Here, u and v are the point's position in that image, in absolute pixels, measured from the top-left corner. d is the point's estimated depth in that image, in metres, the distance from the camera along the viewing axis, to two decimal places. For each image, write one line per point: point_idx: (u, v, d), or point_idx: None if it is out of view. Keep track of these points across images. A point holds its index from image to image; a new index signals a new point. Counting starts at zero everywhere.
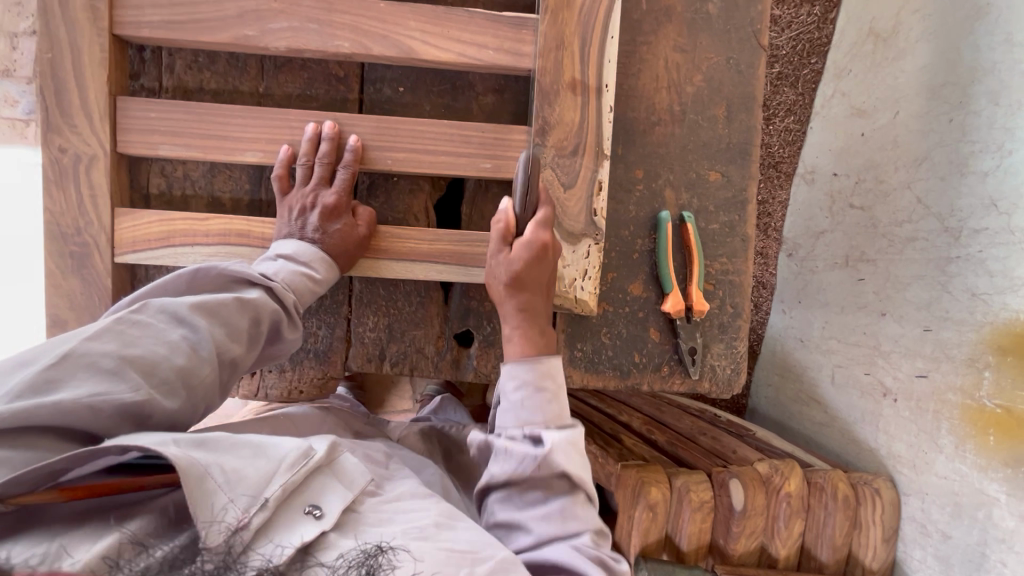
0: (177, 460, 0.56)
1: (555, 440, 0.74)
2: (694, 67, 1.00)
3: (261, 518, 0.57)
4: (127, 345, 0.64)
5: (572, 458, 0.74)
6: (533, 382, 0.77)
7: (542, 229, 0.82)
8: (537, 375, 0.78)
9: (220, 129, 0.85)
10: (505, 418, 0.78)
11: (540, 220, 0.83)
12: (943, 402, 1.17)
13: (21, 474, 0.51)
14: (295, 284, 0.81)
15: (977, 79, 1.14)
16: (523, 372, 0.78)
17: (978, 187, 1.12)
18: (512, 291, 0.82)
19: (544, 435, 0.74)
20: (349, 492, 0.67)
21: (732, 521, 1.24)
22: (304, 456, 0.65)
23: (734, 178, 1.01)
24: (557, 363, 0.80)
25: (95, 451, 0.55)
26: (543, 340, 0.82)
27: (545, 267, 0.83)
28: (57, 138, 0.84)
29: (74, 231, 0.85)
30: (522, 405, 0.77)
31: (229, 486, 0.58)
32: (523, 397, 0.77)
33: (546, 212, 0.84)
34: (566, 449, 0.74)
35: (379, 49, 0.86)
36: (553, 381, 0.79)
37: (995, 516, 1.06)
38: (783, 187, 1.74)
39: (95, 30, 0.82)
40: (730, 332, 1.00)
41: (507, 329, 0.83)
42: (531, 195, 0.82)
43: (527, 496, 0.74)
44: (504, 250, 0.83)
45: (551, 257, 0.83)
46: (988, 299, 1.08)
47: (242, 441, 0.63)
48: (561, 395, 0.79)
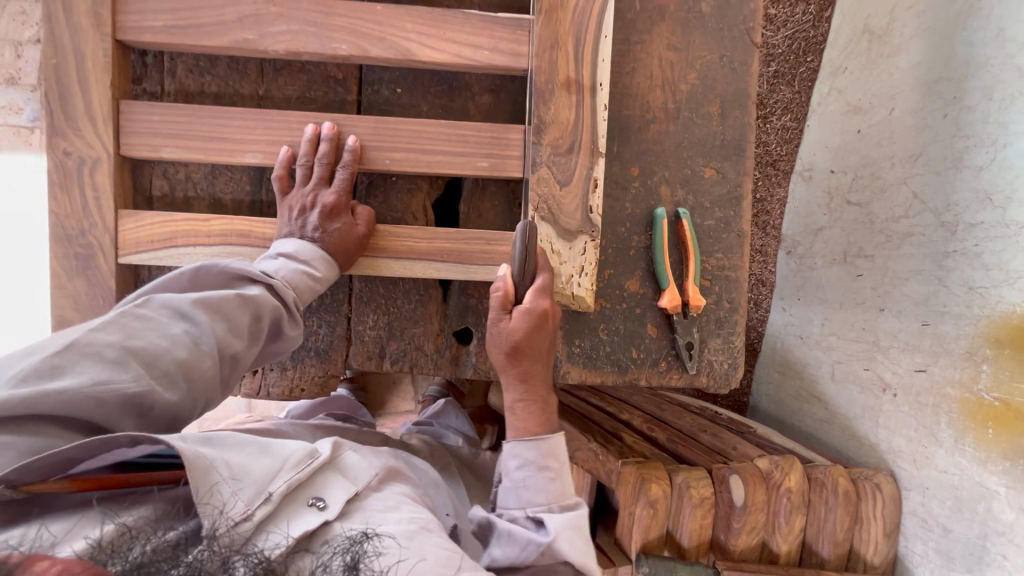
0: (183, 452, 0.58)
1: (558, 524, 0.74)
2: (689, 65, 1.01)
3: (263, 511, 0.59)
4: (130, 338, 0.65)
5: (576, 544, 0.73)
6: (538, 462, 0.78)
7: (542, 298, 0.82)
8: (540, 454, 0.78)
9: (221, 130, 0.87)
10: (509, 499, 0.79)
11: (540, 288, 0.82)
12: (941, 396, 1.17)
13: (31, 461, 0.53)
14: (295, 281, 0.82)
15: (970, 74, 1.14)
16: (528, 452, 0.78)
17: (972, 181, 1.13)
18: (512, 361, 0.82)
19: (548, 518, 0.74)
20: (354, 485, 0.69)
21: (733, 516, 1.25)
22: (309, 455, 0.67)
23: (729, 174, 1.02)
24: (560, 440, 0.80)
25: (106, 442, 0.57)
26: (544, 408, 0.83)
27: (545, 336, 0.83)
28: (62, 142, 0.85)
29: (78, 233, 0.87)
30: (527, 486, 0.77)
31: (234, 480, 0.60)
32: (527, 477, 0.77)
33: (544, 280, 0.83)
34: (570, 533, 0.74)
35: (377, 51, 0.87)
36: (557, 461, 0.79)
37: (995, 509, 1.06)
38: (781, 184, 1.75)
39: (98, 35, 0.84)
40: (727, 327, 1.01)
41: (506, 398, 0.83)
42: (530, 264, 0.82)
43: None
44: (504, 320, 0.82)
45: (551, 326, 0.82)
46: (984, 293, 1.09)
47: (248, 439, 0.65)
48: (565, 476, 0.79)
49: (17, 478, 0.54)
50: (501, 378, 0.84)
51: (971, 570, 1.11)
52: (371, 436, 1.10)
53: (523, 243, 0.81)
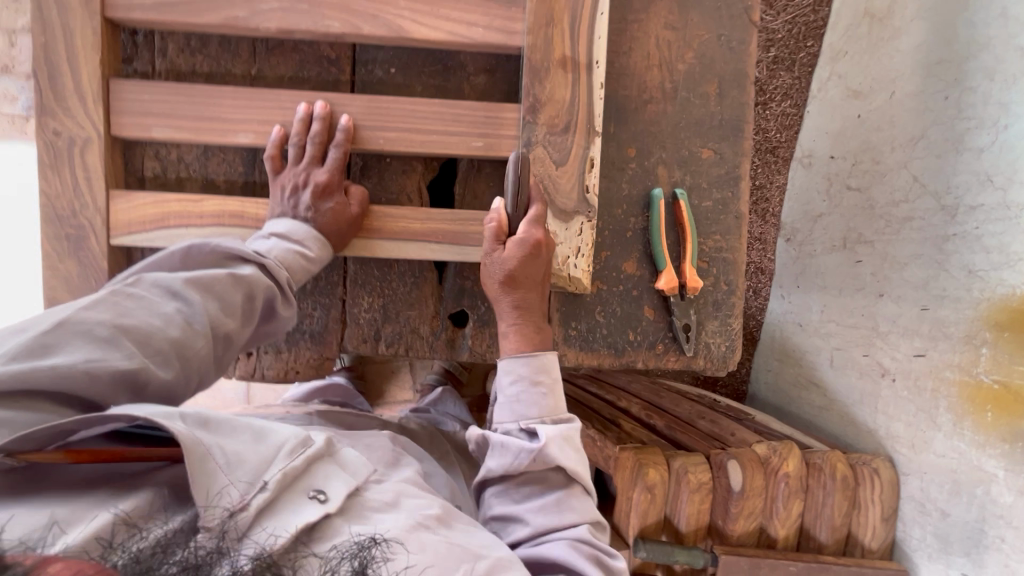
0: (181, 436, 0.57)
1: (551, 433, 0.78)
2: (686, 44, 1.00)
3: (259, 500, 0.57)
4: (122, 316, 0.64)
5: (567, 453, 0.78)
6: (530, 377, 0.81)
7: (535, 227, 0.85)
8: (532, 371, 0.82)
9: (212, 110, 0.86)
10: (502, 413, 0.82)
11: (531, 220, 0.85)
12: (941, 380, 1.16)
13: (32, 431, 0.53)
14: (288, 260, 0.81)
15: (972, 54, 1.13)
16: (519, 367, 0.82)
17: (973, 164, 1.12)
18: (507, 289, 0.85)
19: (540, 429, 0.78)
20: (353, 479, 0.67)
21: (731, 501, 1.24)
22: (303, 443, 0.65)
23: (727, 155, 1.01)
24: (551, 358, 0.84)
25: (106, 416, 0.57)
26: (538, 333, 0.86)
27: (539, 267, 0.85)
28: (51, 120, 0.84)
29: (69, 214, 0.86)
30: (519, 401, 0.81)
31: (228, 468, 0.58)
32: (520, 390, 0.81)
33: (537, 211, 0.87)
34: (561, 444, 0.78)
35: (370, 29, 0.86)
36: (550, 377, 0.82)
37: (993, 492, 1.06)
38: (781, 172, 1.73)
39: (87, 12, 0.83)
40: (724, 309, 1.01)
41: (502, 326, 0.86)
42: (522, 195, 0.87)
43: (526, 489, 0.78)
44: (498, 250, 0.84)
45: (546, 255, 0.85)
46: (984, 275, 1.08)
47: (244, 425, 0.63)
48: (557, 390, 0.82)
49: (13, 448, 0.53)
50: (497, 308, 0.86)
51: (969, 553, 1.10)
52: (369, 421, 1.09)
53: (515, 176, 0.86)
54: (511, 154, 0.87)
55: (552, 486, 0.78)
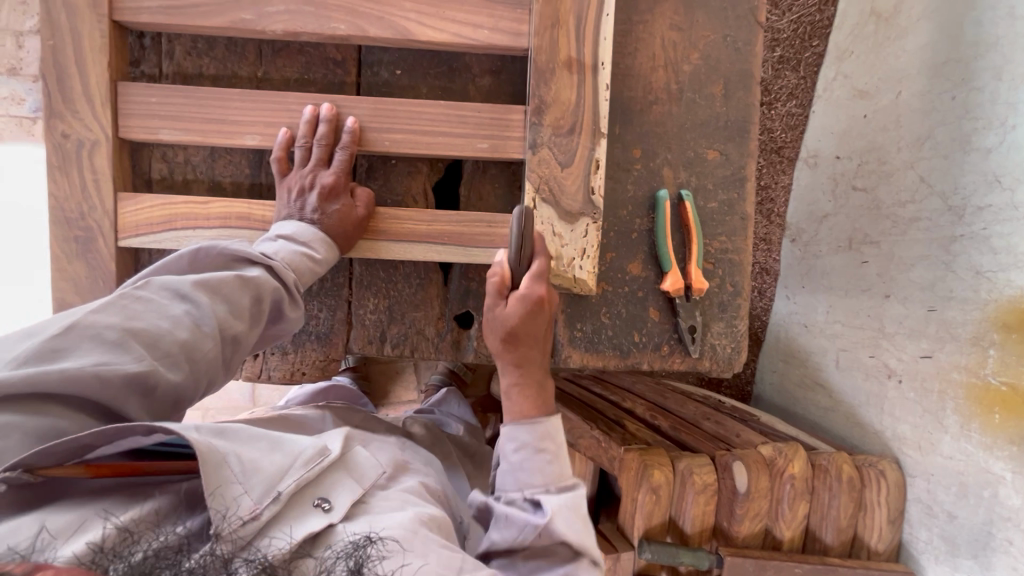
0: (196, 445, 0.56)
1: (556, 505, 0.73)
2: (692, 45, 1.00)
3: (271, 511, 0.58)
4: (130, 319, 0.65)
5: (575, 526, 0.73)
6: (534, 445, 0.78)
7: (537, 283, 0.81)
8: (537, 439, 0.78)
9: (219, 112, 0.86)
10: (506, 481, 0.79)
11: (536, 275, 0.81)
12: (947, 381, 1.16)
13: (48, 445, 0.53)
14: (294, 262, 0.81)
15: (979, 54, 1.12)
16: (522, 435, 0.78)
17: (980, 164, 1.11)
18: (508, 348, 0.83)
19: (545, 500, 0.74)
20: (359, 487, 0.68)
21: (736, 503, 1.24)
22: (320, 454, 0.66)
23: (732, 156, 1.01)
24: (556, 424, 0.80)
25: (122, 429, 0.56)
26: (538, 396, 0.83)
27: (539, 322, 0.83)
28: (60, 123, 0.85)
29: (78, 215, 0.86)
30: (523, 470, 0.77)
31: (243, 477, 0.58)
32: (523, 459, 0.77)
33: (542, 265, 0.82)
34: (568, 514, 0.73)
35: (376, 31, 0.86)
36: (555, 444, 0.79)
37: (1001, 495, 1.05)
38: (786, 172, 1.72)
39: (95, 16, 0.83)
40: (729, 311, 1.00)
41: (502, 383, 0.85)
42: (526, 248, 0.81)
43: (532, 564, 0.73)
44: (499, 304, 0.82)
45: (546, 312, 0.82)
46: (992, 276, 1.07)
47: (260, 433, 0.64)
48: (562, 458, 0.78)
49: (32, 462, 0.53)
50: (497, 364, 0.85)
51: (976, 556, 1.10)
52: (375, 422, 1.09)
53: (518, 230, 0.80)
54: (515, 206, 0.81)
55: (560, 561, 0.73)
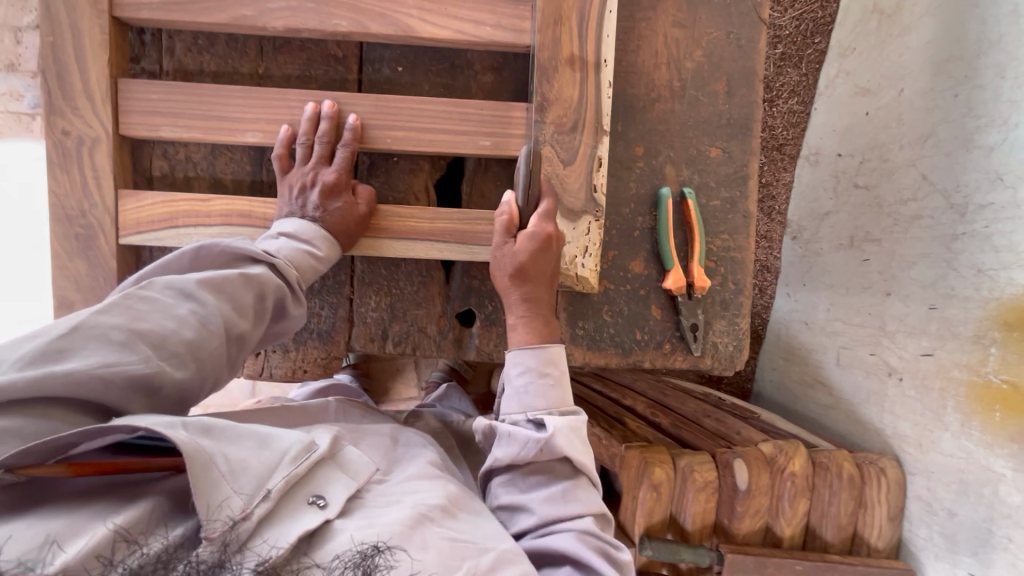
0: (184, 445, 0.56)
1: (557, 424, 0.77)
2: (695, 42, 1.00)
3: (263, 509, 0.58)
4: (136, 319, 0.65)
5: (574, 443, 0.77)
6: (538, 369, 0.81)
7: (546, 221, 0.84)
8: (540, 362, 0.81)
9: (220, 109, 0.86)
10: (510, 403, 0.82)
11: (544, 212, 0.85)
12: (949, 379, 1.16)
13: (30, 446, 0.53)
14: (297, 260, 0.81)
15: (983, 52, 1.12)
16: (528, 359, 0.81)
17: (983, 162, 1.11)
18: (517, 282, 0.83)
19: (546, 419, 0.77)
20: (353, 483, 0.69)
21: (737, 500, 1.24)
22: (306, 449, 0.66)
23: (735, 153, 1.01)
24: (559, 349, 0.83)
25: (104, 429, 0.56)
26: (547, 328, 0.85)
27: (549, 261, 0.84)
28: (60, 120, 0.84)
29: (78, 213, 0.86)
30: (526, 392, 0.80)
31: (233, 476, 0.58)
32: (527, 381, 0.80)
33: (548, 206, 0.86)
34: (568, 435, 0.77)
35: (378, 28, 0.86)
36: (557, 368, 0.82)
37: (1001, 492, 1.05)
38: (787, 169, 1.72)
39: (96, 12, 0.83)
40: (732, 309, 1.00)
41: (510, 318, 0.85)
42: (534, 189, 0.84)
43: (531, 480, 0.77)
44: (507, 243, 0.83)
45: (555, 249, 0.84)
46: (994, 275, 1.07)
47: (247, 431, 0.63)
48: (564, 382, 0.82)
49: (14, 463, 0.53)
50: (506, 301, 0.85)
51: (975, 553, 1.10)
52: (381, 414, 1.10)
53: (526, 172, 0.82)
54: (522, 148, 0.83)
55: (559, 477, 0.77)
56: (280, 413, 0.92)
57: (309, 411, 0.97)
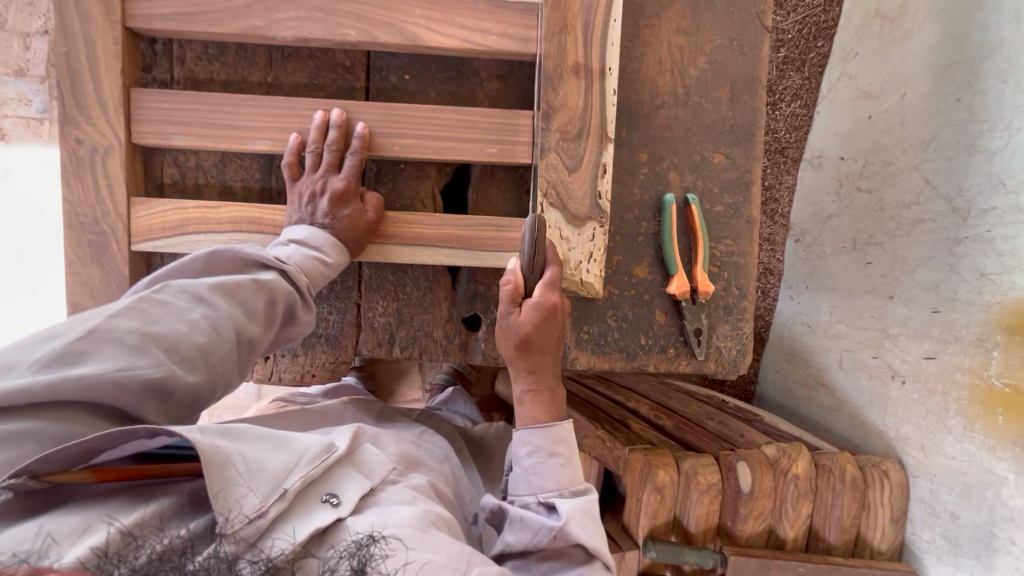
0: (200, 445, 0.58)
1: (569, 508, 0.77)
2: (698, 49, 1.01)
3: (278, 508, 0.59)
4: (150, 324, 0.66)
5: (587, 527, 0.76)
6: (547, 449, 0.81)
7: (551, 291, 0.83)
8: (549, 442, 0.82)
9: (230, 118, 0.87)
10: (519, 486, 0.82)
11: (547, 283, 0.84)
12: (951, 383, 1.17)
13: (54, 451, 0.54)
14: (307, 267, 0.82)
15: (984, 57, 1.12)
16: (537, 439, 0.81)
17: (986, 167, 1.11)
18: (522, 354, 0.84)
19: (559, 503, 0.77)
20: (367, 481, 0.70)
21: (740, 502, 1.25)
22: (324, 451, 0.68)
23: (738, 159, 1.02)
24: (566, 428, 0.84)
25: (126, 434, 0.57)
26: (551, 402, 0.86)
27: (553, 329, 0.85)
28: (74, 129, 0.86)
29: (92, 220, 0.87)
30: (536, 473, 0.80)
31: (249, 475, 0.60)
32: (536, 463, 0.81)
33: (554, 274, 0.85)
34: (582, 520, 0.76)
35: (385, 37, 0.87)
36: (566, 448, 0.82)
37: (1003, 495, 1.06)
38: (790, 172, 1.73)
39: (108, 23, 0.84)
40: (735, 313, 1.01)
41: (516, 389, 0.86)
42: (539, 256, 0.83)
43: (544, 564, 0.75)
44: (514, 312, 0.84)
45: (560, 319, 0.84)
46: (996, 279, 1.08)
47: (264, 433, 0.65)
48: (574, 461, 0.82)
49: (38, 469, 0.54)
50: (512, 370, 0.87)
51: (978, 555, 1.11)
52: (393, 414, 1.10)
53: (531, 237, 0.81)
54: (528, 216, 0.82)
55: (573, 561, 0.75)
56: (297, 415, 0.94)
57: (324, 412, 0.98)
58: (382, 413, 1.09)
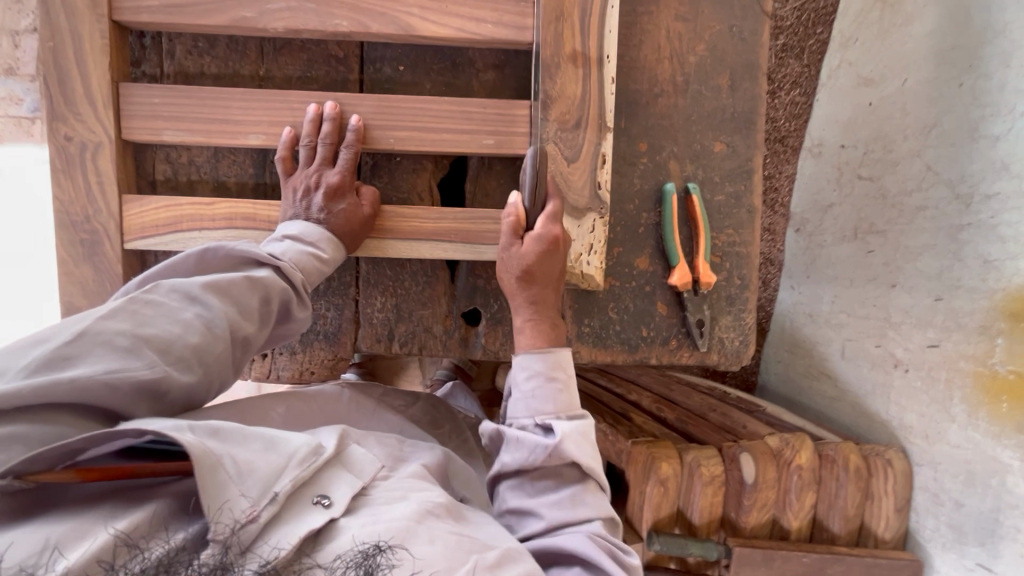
0: (192, 448, 0.56)
1: (565, 430, 0.77)
2: (697, 35, 0.99)
3: (270, 511, 0.58)
4: (141, 325, 0.64)
5: (582, 448, 0.77)
6: (545, 373, 0.81)
7: (554, 223, 0.84)
8: (547, 365, 0.81)
9: (222, 113, 0.86)
10: (517, 409, 0.81)
11: (551, 215, 0.85)
12: (955, 371, 1.16)
13: (39, 451, 0.53)
14: (302, 263, 0.81)
15: (988, 40, 1.10)
16: (535, 364, 0.81)
17: (989, 152, 1.10)
18: (523, 283, 0.84)
19: (556, 425, 0.77)
20: (358, 480, 0.69)
21: (744, 494, 1.24)
22: (313, 453, 0.66)
23: (739, 148, 1.00)
24: (566, 354, 0.84)
25: (113, 433, 0.57)
26: (552, 330, 0.86)
27: (555, 262, 0.85)
28: (63, 126, 0.84)
29: (83, 219, 0.86)
30: (534, 396, 0.80)
31: (240, 478, 0.58)
32: (535, 387, 0.80)
33: (555, 207, 0.86)
34: (575, 440, 0.77)
35: (378, 28, 0.85)
36: (564, 372, 0.82)
37: (1008, 483, 1.05)
38: (790, 161, 1.72)
39: (95, 16, 0.82)
40: (738, 304, 1.00)
41: (517, 321, 0.86)
42: (540, 190, 0.85)
43: (539, 484, 0.77)
44: (516, 244, 0.84)
45: (562, 251, 0.85)
46: (1000, 266, 1.07)
47: (254, 433, 0.63)
48: (570, 386, 0.82)
49: (23, 470, 0.54)
50: (513, 303, 0.86)
51: (983, 543, 1.10)
52: (391, 398, 1.10)
53: (534, 168, 0.84)
54: (529, 149, 0.85)
55: (567, 481, 0.77)
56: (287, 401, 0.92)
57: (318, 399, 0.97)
58: (382, 398, 1.07)
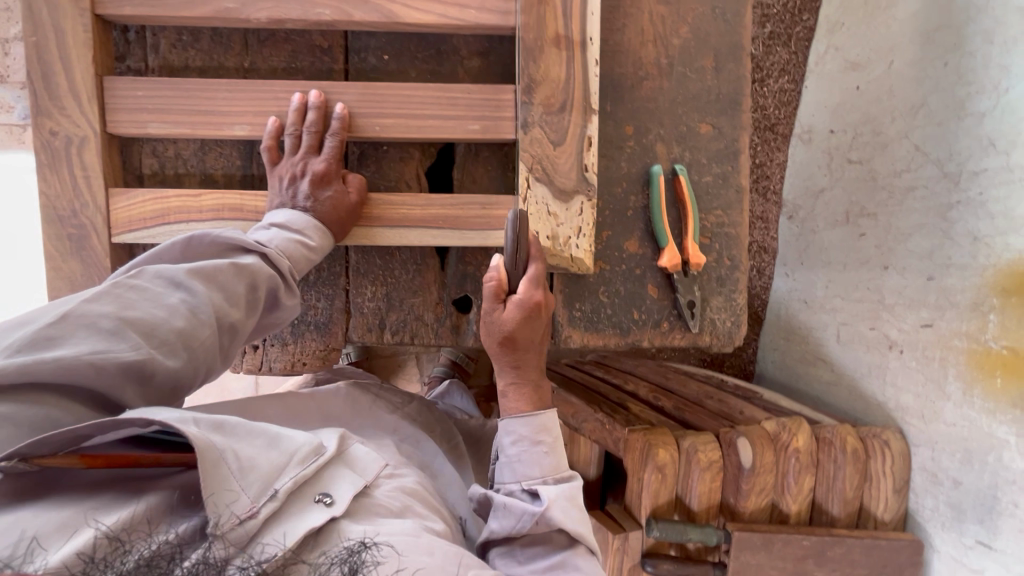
0: (195, 442, 0.56)
1: (553, 495, 0.76)
2: (681, 18, 1.00)
3: (270, 508, 0.58)
4: (126, 308, 0.64)
5: (570, 514, 0.76)
6: (530, 437, 0.80)
7: (536, 289, 0.81)
8: (533, 430, 0.81)
9: (207, 104, 0.86)
10: (504, 474, 0.81)
11: (532, 279, 0.82)
12: (949, 349, 1.16)
13: (44, 436, 0.53)
14: (289, 249, 0.81)
15: (970, 19, 1.11)
16: (521, 429, 0.81)
17: (975, 129, 1.10)
18: (506, 350, 0.83)
19: (542, 490, 0.77)
20: (360, 480, 0.69)
21: (742, 478, 1.24)
22: (315, 451, 0.66)
23: (725, 129, 1.01)
24: (552, 416, 0.83)
25: (120, 422, 0.56)
26: (537, 396, 0.85)
27: (538, 325, 0.83)
28: (47, 121, 0.84)
29: (70, 213, 0.86)
30: (520, 461, 0.79)
31: (241, 473, 0.58)
32: (521, 452, 0.80)
33: (537, 270, 0.82)
34: (564, 505, 0.76)
35: (362, 16, 0.86)
36: (551, 435, 0.81)
37: (1005, 458, 1.05)
38: (781, 148, 1.72)
39: (78, 10, 0.83)
40: (728, 284, 1.00)
41: (500, 385, 0.85)
42: (521, 253, 0.80)
43: (529, 551, 0.76)
44: (496, 309, 0.82)
45: (544, 316, 0.83)
46: (990, 241, 1.07)
47: (258, 429, 0.63)
48: (558, 450, 0.81)
49: (28, 452, 0.53)
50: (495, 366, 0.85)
51: (982, 520, 1.10)
52: (391, 394, 1.11)
53: (515, 232, 0.79)
54: (510, 210, 0.80)
55: (557, 548, 0.76)
56: (284, 400, 0.92)
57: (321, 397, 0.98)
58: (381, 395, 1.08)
